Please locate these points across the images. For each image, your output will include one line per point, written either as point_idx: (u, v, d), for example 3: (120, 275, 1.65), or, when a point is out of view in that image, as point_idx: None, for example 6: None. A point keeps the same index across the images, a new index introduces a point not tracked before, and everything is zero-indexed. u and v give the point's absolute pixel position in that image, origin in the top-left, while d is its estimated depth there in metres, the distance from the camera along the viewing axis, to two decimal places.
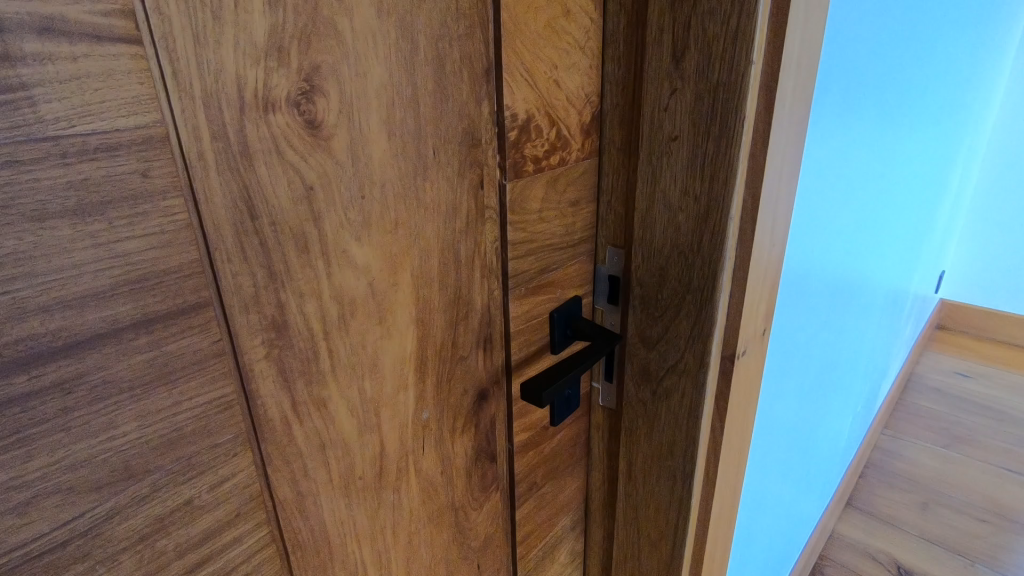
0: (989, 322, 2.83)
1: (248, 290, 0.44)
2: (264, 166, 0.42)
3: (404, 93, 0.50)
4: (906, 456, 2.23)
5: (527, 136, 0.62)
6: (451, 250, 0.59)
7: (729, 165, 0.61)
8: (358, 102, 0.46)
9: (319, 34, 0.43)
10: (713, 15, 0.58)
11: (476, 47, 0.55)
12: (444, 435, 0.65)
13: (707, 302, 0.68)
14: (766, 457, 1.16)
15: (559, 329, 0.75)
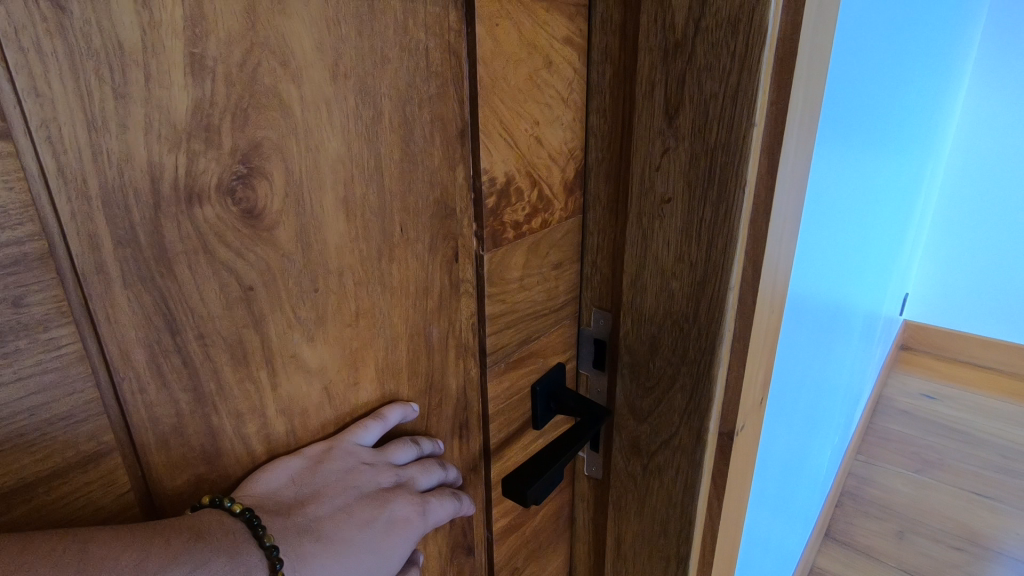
0: (952, 342, 2.69)
1: (167, 423, 0.33)
2: (188, 272, 0.32)
3: (366, 166, 0.37)
4: (879, 482, 2.11)
5: (507, 202, 0.48)
6: (421, 333, 0.45)
7: (729, 233, 0.49)
8: (310, 181, 0.35)
9: (258, 108, 0.32)
10: (711, 71, 0.46)
11: (450, 108, 0.42)
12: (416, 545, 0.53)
13: (702, 388, 0.55)
14: (762, 496, 1.09)
15: (542, 402, 0.60)
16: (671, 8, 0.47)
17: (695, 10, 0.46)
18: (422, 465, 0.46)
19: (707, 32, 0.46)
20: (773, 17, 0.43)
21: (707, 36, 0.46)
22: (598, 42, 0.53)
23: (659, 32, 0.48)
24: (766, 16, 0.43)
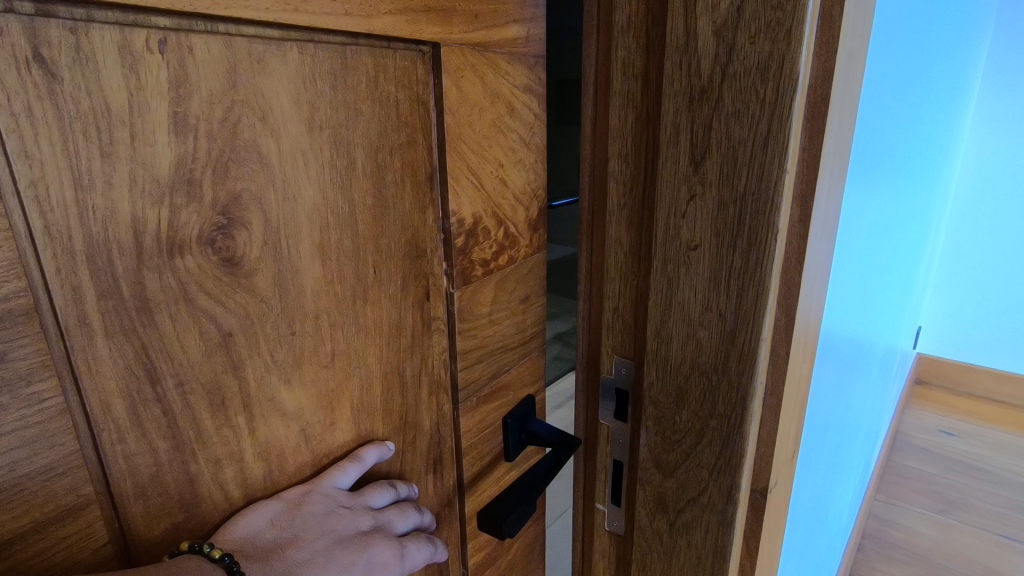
0: (966, 377, 2.63)
1: (146, 472, 0.33)
2: (169, 321, 0.32)
3: (342, 211, 0.38)
4: (901, 524, 2.01)
5: (476, 241, 0.48)
6: (395, 373, 0.45)
7: (761, 281, 0.45)
8: (287, 228, 0.36)
9: (236, 162, 0.33)
10: (740, 117, 0.43)
11: (420, 155, 0.42)
12: None
13: (732, 442, 0.50)
14: (790, 562, 0.98)
15: (514, 434, 0.58)
16: (697, 54, 0.44)
17: (722, 58, 0.43)
18: (398, 509, 0.45)
19: (734, 79, 0.43)
20: (804, 61, 0.41)
21: (735, 83, 0.43)
22: (619, 88, 0.51)
23: (683, 80, 0.45)
24: (799, 62, 0.40)
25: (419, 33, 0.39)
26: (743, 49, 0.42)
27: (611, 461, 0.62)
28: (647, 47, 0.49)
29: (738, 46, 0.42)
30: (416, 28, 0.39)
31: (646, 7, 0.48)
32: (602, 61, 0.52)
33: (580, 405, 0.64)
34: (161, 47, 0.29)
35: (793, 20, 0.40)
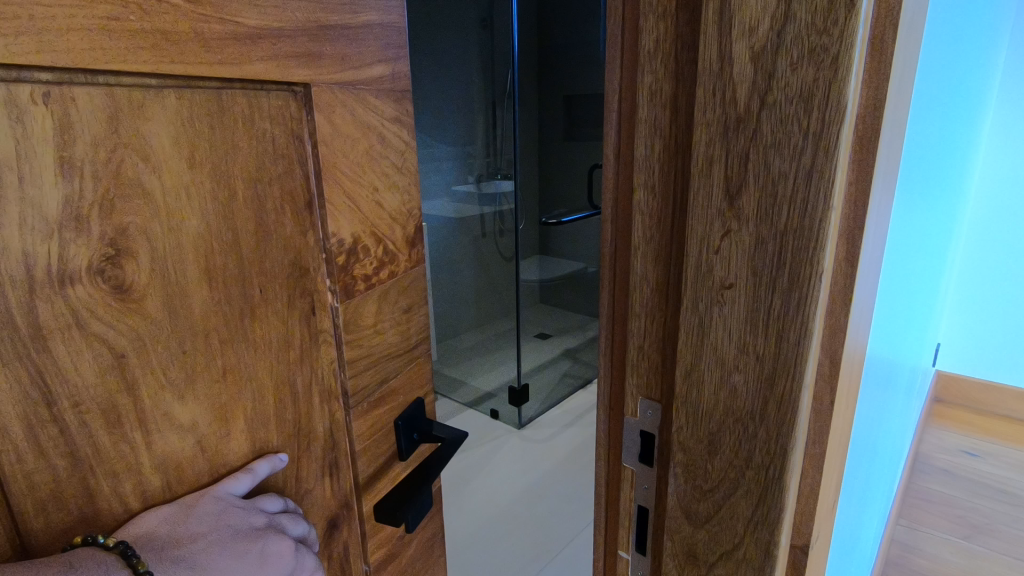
0: (989, 395, 2.52)
1: (45, 489, 0.34)
2: (62, 346, 0.34)
3: (227, 237, 0.40)
4: (926, 551, 1.87)
5: (355, 259, 0.51)
6: (287, 386, 0.47)
7: (805, 325, 0.36)
8: (173, 256, 0.38)
9: (121, 196, 0.35)
10: (781, 145, 0.34)
11: (298, 183, 0.45)
12: None
13: (769, 508, 0.41)
14: None
15: (405, 434, 0.60)
16: (734, 81, 0.35)
17: (761, 83, 0.34)
18: (291, 516, 0.47)
19: (777, 107, 0.34)
20: (856, 82, 0.32)
21: (778, 108, 0.34)
22: (645, 113, 0.42)
23: (718, 104, 0.36)
24: (848, 87, 0.32)
25: (289, 77, 0.42)
26: (785, 74, 0.33)
27: (635, 507, 0.52)
28: (676, 71, 0.40)
29: (779, 71, 0.33)
30: (285, 74, 0.42)
31: (676, 27, 0.39)
32: (626, 83, 0.43)
33: (600, 442, 0.55)
34: (45, 99, 0.31)
35: (841, 44, 0.31)
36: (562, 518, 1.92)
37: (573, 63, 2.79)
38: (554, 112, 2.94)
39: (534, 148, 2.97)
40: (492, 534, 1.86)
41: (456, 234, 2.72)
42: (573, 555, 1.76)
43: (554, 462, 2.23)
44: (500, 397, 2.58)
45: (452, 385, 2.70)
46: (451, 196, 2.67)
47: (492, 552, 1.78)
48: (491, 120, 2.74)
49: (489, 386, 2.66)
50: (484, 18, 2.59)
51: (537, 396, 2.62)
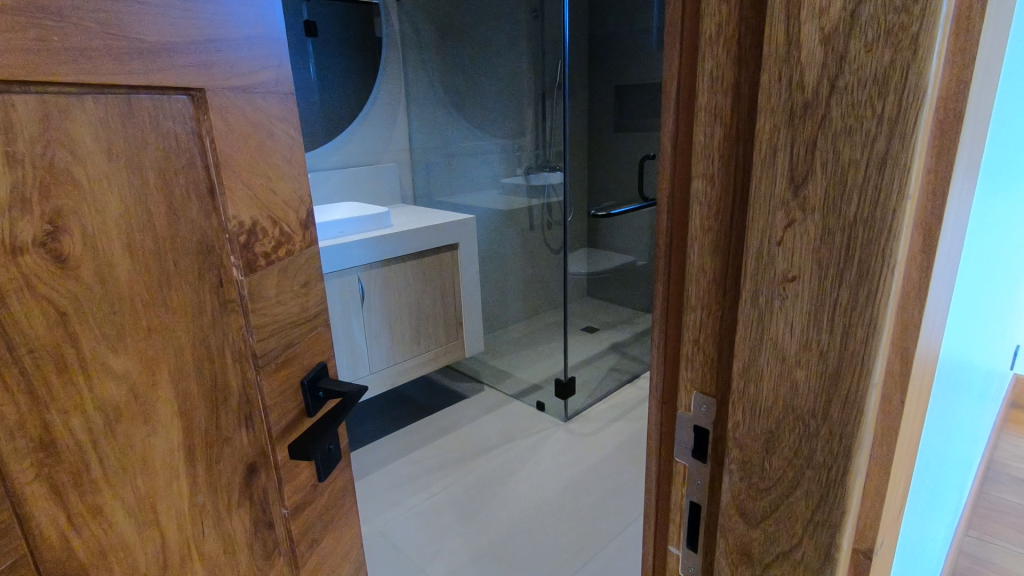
0: None
1: (11, 418, 0.40)
2: (17, 302, 0.40)
3: (144, 218, 0.48)
4: (996, 563, 1.69)
5: (253, 238, 0.57)
6: (201, 346, 0.53)
7: (874, 318, 0.36)
8: (99, 233, 0.45)
9: (56, 183, 0.42)
10: (854, 134, 0.33)
11: (196, 172, 0.51)
12: (224, 514, 0.56)
13: (832, 496, 0.41)
14: None
15: (310, 393, 0.67)
16: (800, 66, 0.34)
17: (831, 69, 0.33)
18: None
19: (846, 92, 0.33)
20: (933, 66, 0.31)
21: (847, 96, 0.33)
22: (704, 103, 0.41)
23: (785, 91, 0.35)
24: (928, 72, 0.31)
25: (180, 85, 0.49)
26: (857, 58, 0.32)
27: (687, 503, 0.52)
28: (739, 56, 0.38)
29: (851, 54, 0.32)
30: (176, 83, 0.48)
31: (740, 14, 0.38)
32: (687, 80, 0.42)
33: (649, 437, 0.55)
34: None
35: (921, 23, 0.30)
36: (609, 513, 1.93)
37: (628, 52, 2.82)
38: (605, 104, 2.96)
39: (584, 142, 2.97)
40: (537, 525, 1.89)
41: (504, 226, 2.78)
42: (618, 550, 1.77)
43: (600, 457, 2.24)
44: (547, 389, 2.63)
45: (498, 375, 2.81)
46: (499, 188, 2.74)
47: (536, 542, 1.81)
48: (540, 114, 2.74)
49: (535, 377, 2.71)
50: (534, 10, 2.56)
51: (584, 391, 2.65)
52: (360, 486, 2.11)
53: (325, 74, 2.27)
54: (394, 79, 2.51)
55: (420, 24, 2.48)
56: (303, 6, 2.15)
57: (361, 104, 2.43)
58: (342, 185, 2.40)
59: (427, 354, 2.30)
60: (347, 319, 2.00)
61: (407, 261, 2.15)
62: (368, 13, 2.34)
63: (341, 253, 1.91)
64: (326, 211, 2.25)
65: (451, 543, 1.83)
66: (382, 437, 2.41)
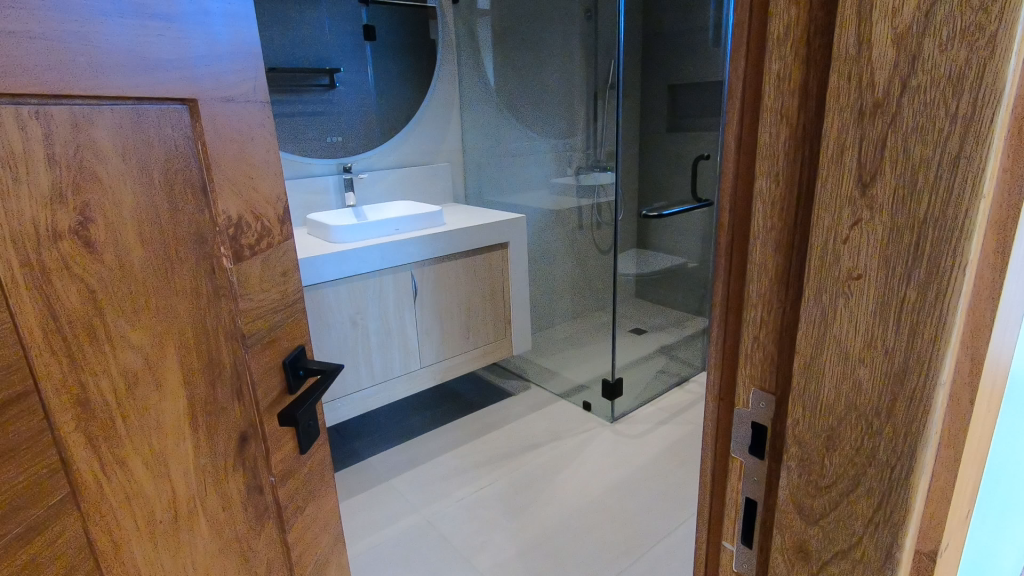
0: None
1: (57, 375, 0.46)
2: (58, 281, 0.46)
3: (154, 211, 0.53)
4: None
5: (239, 232, 0.63)
6: (201, 325, 0.58)
7: (943, 318, 0.34)
8: (118, 224, 0.50)
9: (85, 179, 0.47)
10: (924, 136, 0.32)
11: (186, 171, 0.56)
12: (222, 478, 0.62)
13: (895, 498, 0.39)
14: None
15: (292, 372, 0.72)
16: (871, 66, 0.34)
17: (903, 67, 0.32)
18: None
19: (919, 91, 0.32)
20: (1014, 63, 0.30)
21: (920, 95, 0.32)
22: (770, 104, 0.41)
23: (854, 90, 0.35)
24: (1006, 72, 0.30)
25: (177, 96, 0.54)
26: (931, 57, 0.31)
27: (742, 499, 0.51)
28: (807, 57, 0.38)
29: (924, 53, 0.31)
30: (172, 95, 0.54)
31: (809, 15, 0.38)
32: (752, 79, 0.42)
33: (706, 432, 0.55)
34: (34, 115, 0.43)
35: (998, 22, 0.29)
36: (656, 516, 1.90)
37: (684, 50, 2.79)
38: (659, 102, 2.94)
39: (637, 139, 2.94)
40: (582, 523, 1.88)
41: (553, 226, 2.74)
42: (667, 551, 1.75)
43: (646, 459, 2.21)
44: (593, 389, 2.61)
45: (545, 374, 2.83)
46: (550, 189, 2.69)
47: (581, 541, 1.81)
48: (592, 113, 2.62)
49: (581, 377, 2.70)
50: (588, 9, 2.51)
51: (632, 392, 2.63)
52: (410, 477, 2.16)
53: (381, 75, 2.39)
54: (450, 81, 2.64)
55: (475, 25, 2.56)
56: (363, 11, 2.28)
57: (418, 104, 2.54)
58: (399, 183, 2.52)
59: (475, 350, 2.34)
60: (400, 313, 2.08)
61: (460, 259, 2.20)
62: (424, 17, 2.48)
63: (395, 250, 2.00)
64: (383, 209, 2.39)
65: (497, 536, 1.85)
66: (433, 430, 2.48)
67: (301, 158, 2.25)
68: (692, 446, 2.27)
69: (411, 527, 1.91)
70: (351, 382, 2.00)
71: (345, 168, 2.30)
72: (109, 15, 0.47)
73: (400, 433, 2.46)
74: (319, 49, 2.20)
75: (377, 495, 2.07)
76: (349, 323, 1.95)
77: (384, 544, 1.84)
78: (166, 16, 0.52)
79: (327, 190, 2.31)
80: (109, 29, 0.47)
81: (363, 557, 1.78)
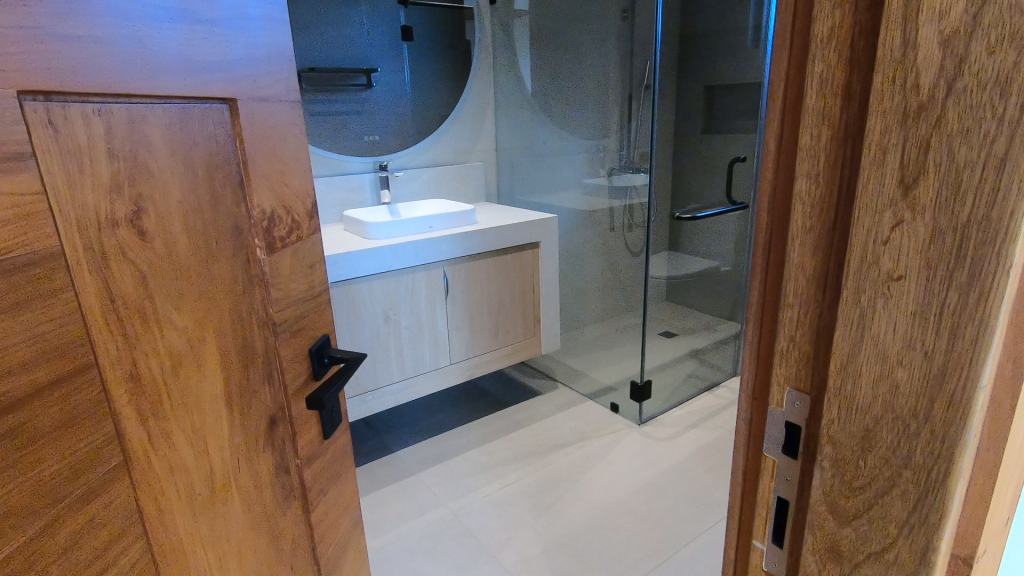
0: None
1: (114, 353, 0.47)
2: (116, 265, 0.47)
3: (198, 204, 0.55)
4: None
5: (272, 224, 0.66)
6: (236, 311, 0.60)
7: (984, 319, 0.34)
8: (167, 214, 0.52)
9: (139, 171, 0.49)
10: (970, 138, 0.32)
11: (223, 166, 0.58)
12: (254, 460, 0.64)
13: (933, 500, 0.38)
14: None
15: (317, 360, 0.75)
16: (916, 68, 0.33)
17: (949, 70, 0.32)
18: None
19: (964, 93, 0.32)
20: None
21: (965, 97, 0.32)
22: (812, 105, 0.41)
23: (898, 92, 0.35)
24: None
25: (217, 96, 0.57)
26: (978, 59, 0.31)
27: (775, 498, 0.52)
28: (851, 59, 0.38)
29: (971, 56, 0.31)
30: (213, 94, 0.56)
31: (854, 18, 0.37)
32: (794, 81, 0.43)
33: (739, 431, 0.56)
34: (99, 111, 0.46)
35: None
36: (683, 520, 1.88)
37: (721, 50, 2.75)
38: (694, 104, 2.91)
39: (671, 140, 2.92)
40: (608, 525, 1.88)
41: (584, 227, 2.74)
42: (695, 557, 1.73)
43: (674, 463, 2.19)
44: (621, 391, 2.59)
45: (573, 374, 2.82)
46: (581, 189, 2.69)
47: (606, 542, 1.81)
48: (625, 113, 2.63)
49: (610, 378, 2.67)
50: (625, 10, 2.51)
51: (660, 395, 2.61)
52: (437, 471, 2.20)
53: (417, 75, 2.43)
54: (484, 81, 2.66)
55: (511, 26, 2.58)
56: (400, 12, 2.32)
57: (453, 104, 2.58)
58: (433, 181, 2.56)
59: (504, 348, 2.36)
60: (431, 309, 2.12)
61: (491, 257, 2.22)
62: (461, 18, 2.51)
63: (427, 247, 2.03)
64: (417, 207, 2.43)
65: (523, 534, 1.86)
66: (460, 426, 2.50)
67: (338, 157, 2.31)
68: (722, 452, 2.24)
69: (437, 520, 1.94)
70: (381, 376, 2.04)
71: (381, 167, 2.35)
72: (160, 20, 0.49)
73: (427, 428, 2.50)
74: (357, 49, 2.25)
75: (405, 488, 2.11)
76: (382, 319, 2.00)
77: (412, 536, 1.87)
78: (209, 21, 0.55)
79: (362, 188, 2.37)
80: (160, 33, 0.49)
81: (390, 548, 1.82)
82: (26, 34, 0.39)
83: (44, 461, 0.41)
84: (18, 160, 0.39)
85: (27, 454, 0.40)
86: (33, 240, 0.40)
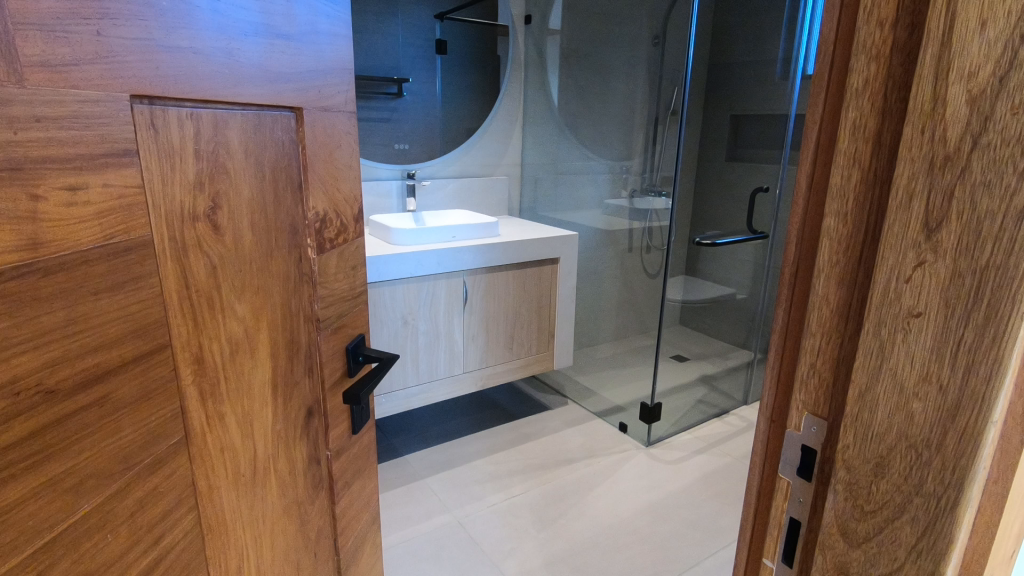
0: None
1: (183, 337, 0.50)
2: (191, 255, 0.51)
3: (264, 202, 0.59)
4: None
5: (324, 226, 0.70)
6: (286, 307, 0.64)
7: (998, 360, 0.36)
8: (237, 211, 0.56)
9: (218, 171, 0.53)
10: (992, 189, 0.35)
11: (287, 169, 0.62)
12: (289, 447, 0.67)
13: (940, 527, 0.40)
14: None
15: (352, 357, 0.79)
16: (945, 122, 0.36)
17: (975, 126, 0.35)
18: None
19: (988, 148, 0.34)
20: None
21: (990, 152, 0.34)
22: (844, 148, 0.43)
23: (926, 143, 0.37)
24: None
25: (288, 104, 0.61)
26: (1002, 119, 0.34)
27: (786, 519, 0.54)
28: (884, 110, 0.41)
29: (996, 115, 0.34)
30: (284, 103, 0.60)
31: (888, 71, 0.40)
32: (828, 125, 0.46)
33: (757, 452, 0.58)
34: (191, 113, 0.50)
35: None
36: (688, 544, 1.88)
37: (750, 80, 2.79)
38: (720, 132, 2.95)
39: (694, 166, 2.96)
40: (612, 542, 1.88)
41: (603, 245, 2.77)
42: None
43: (680, 486, 2.19)
44: (631, 411, 2.59)
45: (583, 392, 2.83)
46: (603, 208, 2.73)
47: (610, 559, 1.81)
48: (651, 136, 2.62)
49: (619, 398, 2.67)
50: (655, 36, 2.52)
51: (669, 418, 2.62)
52: (445, 477, 2.22)
53: (448, 88, 2.49)
54: (514, 97, 2.71)
55: (544, 45, 2.64)
56: (436, 26, 2.39)
57: (482, 118, 2.63)
58: (458, 192, 2.61)
59: (518, 360, 2.38)
60: (449, 317, 2.15)
61: (511, 269, 2.26)
62: (494, 34, 2.57)
63: (451, 256, 2.08)
64: (441, 216, 2.48)
65: (527, 545, 1.88)
66: (469, 435, 2.52)
67: (368, 163, 2.37)
68: (729, 479, 2.24)
69: (442, 526, 1.96)
70: (396, 379, 2.08)
71: (409, 174, 2.41)
72: (247, 35, 0.54)
73: (437, 434, 2.52)
74: (392, 59, 2.32)
75: (412, 492, 2.13)
76: (401, 323, 2.04)
77: (417, 540, 1.89)
78: (287, 35, 0.59)
79: (390, 195, 2.42)
80: (246, 46, 0.54)
81: (395, 550, 1.84)
82: (140, 45, 0.43)
83: (124, 429, 0.45)
84: (125, 157, 0.43)
85: (112, 419, 0.44)
86: (130, 229, 0.44)
